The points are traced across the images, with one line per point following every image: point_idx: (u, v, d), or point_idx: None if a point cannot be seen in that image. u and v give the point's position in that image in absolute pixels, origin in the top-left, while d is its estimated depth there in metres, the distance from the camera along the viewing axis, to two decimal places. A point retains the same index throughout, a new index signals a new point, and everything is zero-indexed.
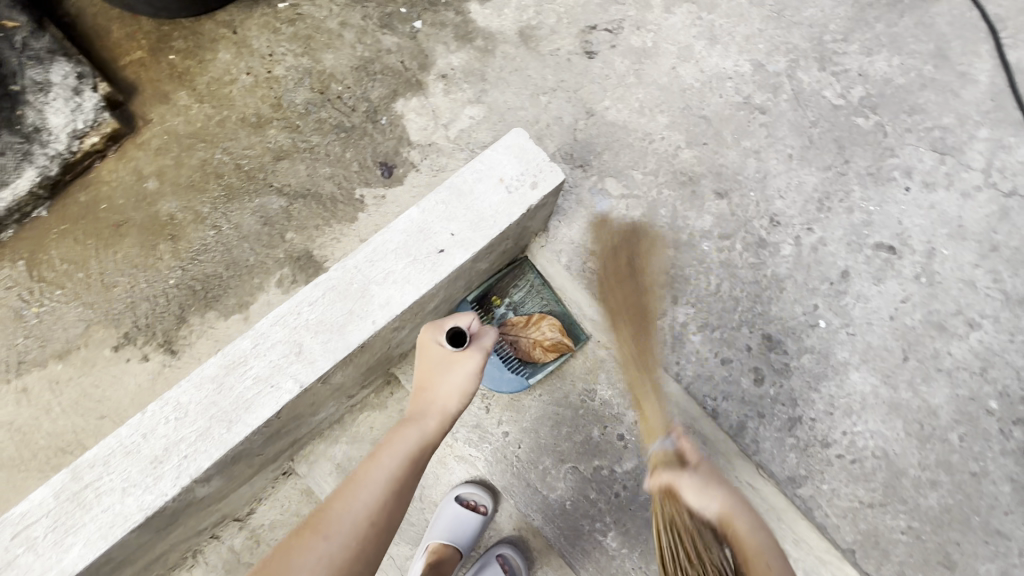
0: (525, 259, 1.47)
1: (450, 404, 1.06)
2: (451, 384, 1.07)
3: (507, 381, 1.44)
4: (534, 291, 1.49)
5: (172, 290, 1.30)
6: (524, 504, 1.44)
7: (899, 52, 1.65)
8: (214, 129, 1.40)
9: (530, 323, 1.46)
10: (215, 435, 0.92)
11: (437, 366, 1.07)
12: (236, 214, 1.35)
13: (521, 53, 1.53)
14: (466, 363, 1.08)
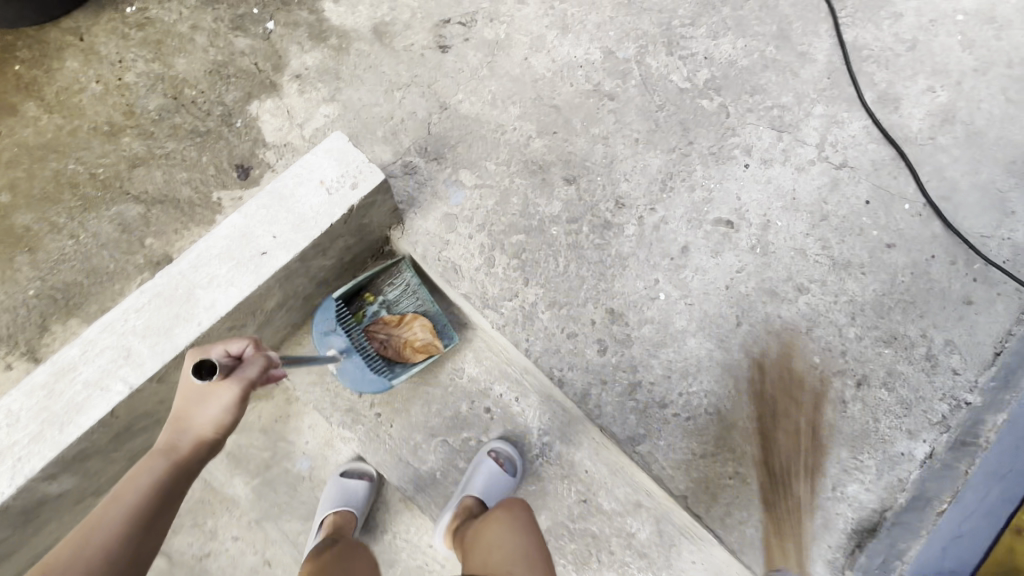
0: (403, 258, 1.54)
1: (208, 432, 0.93)
2: (211, 411, 0.94)
3: (370, 381, 1.49)
4: (409, 290, 1.54)
5: (33, 300, 1.35)
6: (400, 477, 1.57)
7: (744, 35, 1.75)
8: (66, 139, 1.43)
9: (402, 323, 1.51)
10: (48, 437, 1.00)
11: (193, 394, 0.94)
12: (92, 223, 1.40)
13: (376, 50, 1.57)
14: (226, 391, 0.94)
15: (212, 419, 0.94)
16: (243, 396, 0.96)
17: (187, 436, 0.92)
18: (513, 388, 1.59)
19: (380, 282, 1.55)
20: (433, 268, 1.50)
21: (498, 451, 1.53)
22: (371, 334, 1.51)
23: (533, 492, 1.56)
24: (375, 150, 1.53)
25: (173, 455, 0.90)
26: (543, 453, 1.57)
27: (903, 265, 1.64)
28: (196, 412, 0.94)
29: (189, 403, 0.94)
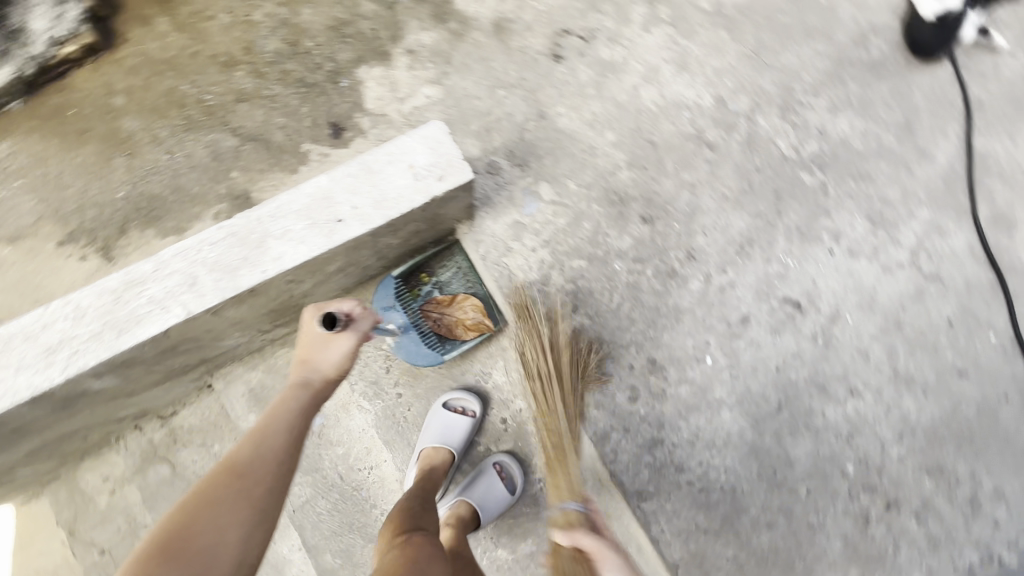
0: (455, 243, 1.57)
1: (331, 374, 1.07)
2: (332, 356, 1.07)
3: (423, 356, 1.56)
4: (463, 272, 1.59)
5: (119, 202, 1.42)
6: (403, 460, 1.59)
7: (866, 116, 1.66)
8: (186, 60, 1.49)
9: (453, 303, 1.56)
10: (104, 339, 1.05)
11: (317, 340, 1.08)
12: (189, 145, 1.46)
13: (491, 44, 1.57)
14: (344, 340, 1.08)
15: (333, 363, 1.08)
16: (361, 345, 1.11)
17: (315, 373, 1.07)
18: (535, 407, 1.57)
19: (431, 263, 1.58)
20: (489, 272, 1.50)
21: (501, 464, 1.54)
22: (423, 313, 1.56)
23: (526, 514, 1.55)
24: (465, 141, 1.53)
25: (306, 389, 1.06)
26: (545, 478, 1.55)
27: (970, 397, 1.54)
28: (319, 355, 1.07)
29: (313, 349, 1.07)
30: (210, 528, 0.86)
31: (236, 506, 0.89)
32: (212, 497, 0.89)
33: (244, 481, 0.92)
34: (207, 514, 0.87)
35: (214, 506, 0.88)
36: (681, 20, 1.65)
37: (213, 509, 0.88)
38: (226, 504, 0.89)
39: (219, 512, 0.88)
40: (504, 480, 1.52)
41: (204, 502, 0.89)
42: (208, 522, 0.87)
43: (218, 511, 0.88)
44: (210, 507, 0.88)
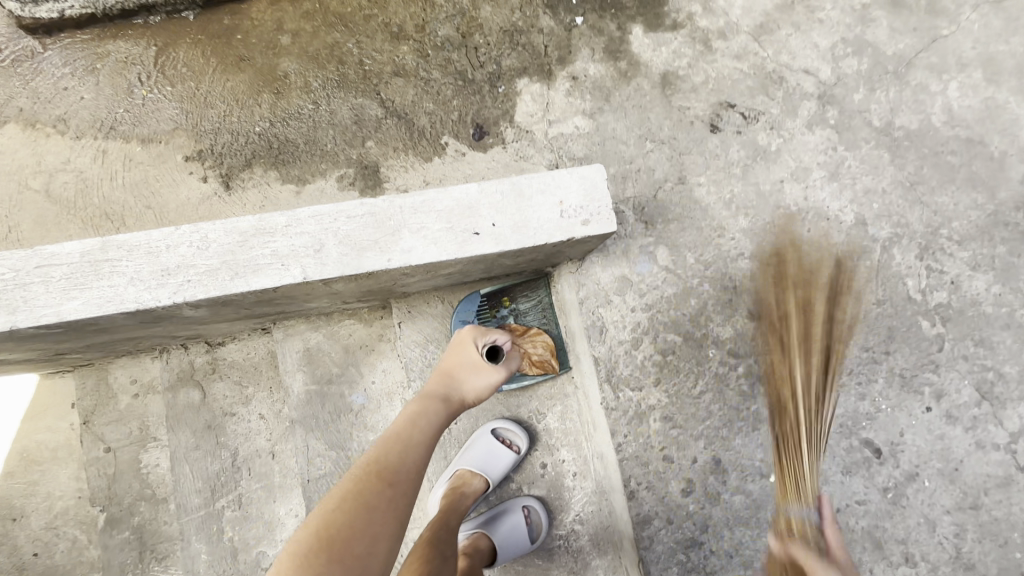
0: (546, 276, 1.55)
1: (470, 397, 1.28)
2: (477, 383, 1.29)
3: None
4: (542, 308, 1.56)
5: (254, 137, 1.42)
6: (432, 470, 1.55)
7: (1004, 283, 1.57)
8: (359, 20, 1.48)
9: (526, 335, 1.51)
10: (219, 278, 1.04)
11: (468, 365, 1.30)
12: (336, 102, 1.45)
13: (654, 95, 1.54)
14: (492, 373, 1.31)
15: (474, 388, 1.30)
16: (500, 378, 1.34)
17: (456, 393, 1.27)
18: (578, 462, 1.52)
19: (517, 289, 1.56)
20: (581, 319, 1.45)
21: (529, 510, 1.48)
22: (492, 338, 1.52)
23: (536, 566, 1.50)
24: None
25: (446, 405, 1.24)
26: (566, 537, 1.49)
27: None
28: (465, 379, 1.28)
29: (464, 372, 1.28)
30: (367, 527, 0.98)
31: (387, 507, 1.02)
32: (370, 498, 1.02)
33: (395, 488, 1.05)
34: (365, 515, 0.99)
35: (372, 508, 1.01)
36: (847, 128, 1.59)
37: (369, 511, 1.01)
38: (381, 506, 1.02)
39: (375, 513, 1.01)
40: (528, 526, 1.46)
41: (361, 503, 1.01)
42: (367, 521, 0.99)
43: (374, 513, 1.00)
44: (367, 507, 1.00)
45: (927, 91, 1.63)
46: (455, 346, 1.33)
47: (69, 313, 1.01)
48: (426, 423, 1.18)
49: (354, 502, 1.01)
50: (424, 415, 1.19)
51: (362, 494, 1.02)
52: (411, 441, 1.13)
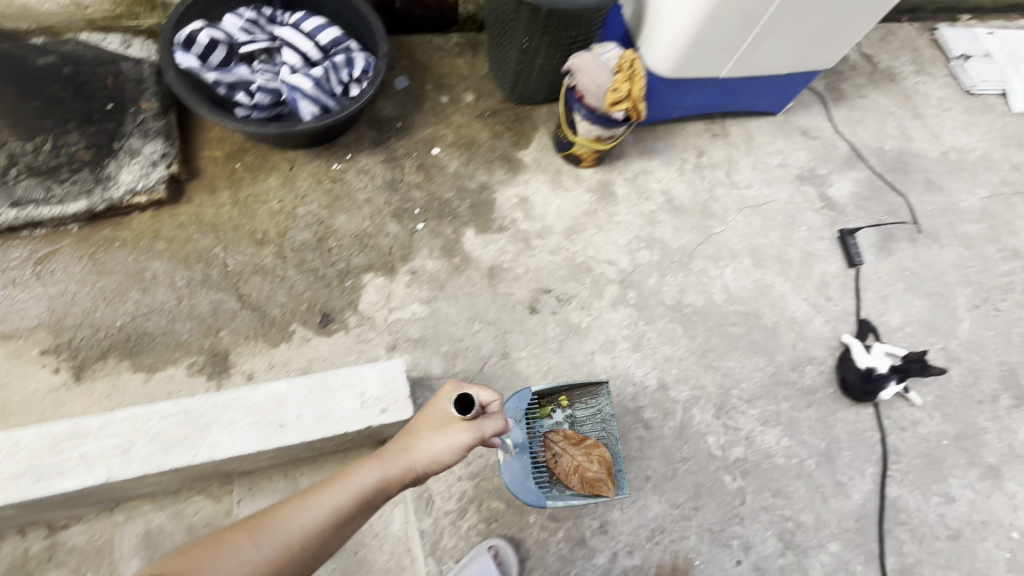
0: (603, 385, 1.63)
1: (427, 459, 1.09)
2: (437, 444, 1.11)
3: (525, 490, 1.49)
4: (598, 417, 1.67)
5: (114, 330, 1.58)
6: None
7: (791, 435, 1.83)
8: (229, 229, 1.76)
9: (581, 447, 1.59)
10: (22, 482, 1.12)
11: (436, 420, 1.15)
12: (196, 297, 1.65)
13: (482, 284, 1.85)
14: (459, 433, 1.11)
15: (435, 451, 1.11)
16: (468, 445, 1.12)
17: (411, 457, 1.08)
18: None
19: (575, 392, 1.68)
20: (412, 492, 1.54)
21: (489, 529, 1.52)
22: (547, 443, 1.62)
23: None
24: (431, 360, 1.71)
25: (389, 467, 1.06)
26: None
27: None
28: (425, 437, 1.12)
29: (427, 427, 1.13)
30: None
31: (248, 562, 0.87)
32: (231, 552, 0.87)
33: (269, 542, 0.90)
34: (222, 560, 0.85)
35: (234, 555, 0.87)
36: (645, 307, 1.92)
37: (228, 559, 0.86)
38: (229, 573, 0.84)
39: (221, 574, 0.84)
40: None
41: (220, 546, 0.87)
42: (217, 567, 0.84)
43: (216, 569, 0.84)
44: (222, 565, 0.85)
45: (708, 275, 2.02)
46: (432, 405, 1.20)
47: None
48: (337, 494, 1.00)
49: (217, 551, 0.87)
50: (353, 476, 1.03)
51: (228, 544, 0.88)
52: (304, 510, 0.96)
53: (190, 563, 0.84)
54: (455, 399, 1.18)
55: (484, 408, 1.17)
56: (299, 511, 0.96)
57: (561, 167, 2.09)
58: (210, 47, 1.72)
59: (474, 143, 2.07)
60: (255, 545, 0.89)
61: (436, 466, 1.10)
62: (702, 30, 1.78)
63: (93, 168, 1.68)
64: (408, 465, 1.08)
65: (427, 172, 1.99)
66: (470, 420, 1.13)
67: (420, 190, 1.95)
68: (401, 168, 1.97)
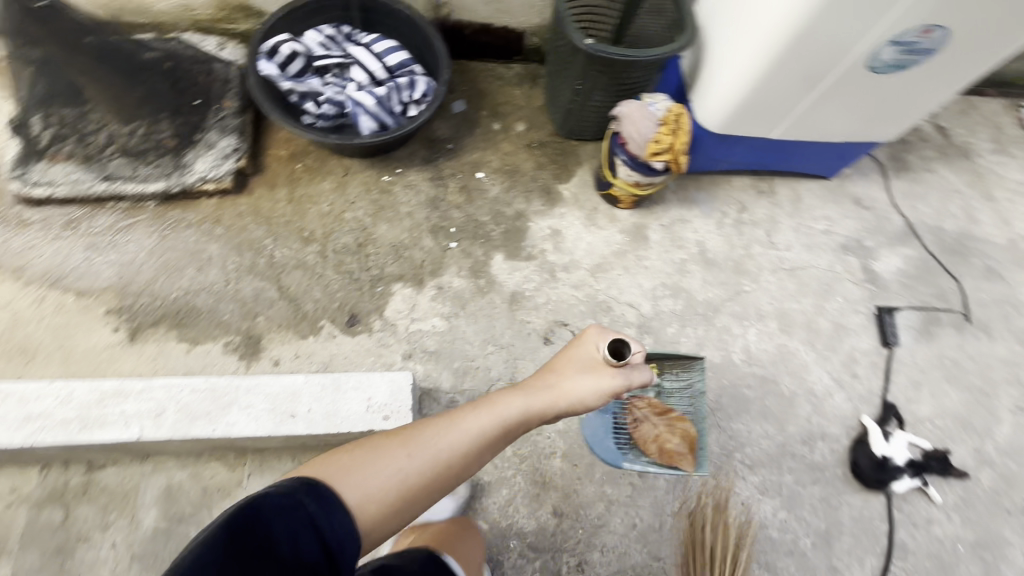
0: (699, 361, 1.72)
1: (570, 398, 1.27)
2: (581, 385, 1.29)
3: (604, 446, 1.73)
4: (687, 391, 1.77)
5: (168, 301, 1.76)
6: None
7: (790, 510, 1.78)
8: (281, 223, 1.92)
9: (665, 417, 1.72)
10: (70, 427, 1.29)
11: (581, 363, 1.34)
12: (242, 282, 1.81)
13: (502, 308, 1.92)
14: (600, 377, 1.29)
15: (576, 391, 1.28)
16: (612, 391, 1.29)
17: (558, 392, 1.28)
18: None
19: (666, 364, 1.77)
20: None
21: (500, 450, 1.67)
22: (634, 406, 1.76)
23: None
24: (442, 373, 1.80)
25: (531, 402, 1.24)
26: None
27: None
28: (569, 378, 1.30)
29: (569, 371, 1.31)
30: (370, 489, 1.01)
31: (407, 467, 1.07)
32: (394, 457, 1.07)
33: (422, 454, 1.09)
34: (389, 460, 1.07)
35: (396, 461, 1.07)
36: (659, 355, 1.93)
37: (393, 461, 1.07)
38: (395, 476, 1.05)
39: (389, 470, 1.06)
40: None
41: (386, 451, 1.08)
42: (384, 466, 1.05)
43: (385, 468, 1.06)
44: (390, 468, 1.06)
45: (729, 332, 2.00)
46: (577, 345, 1.38)
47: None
48: (485, 420, 1.18)
49: (380, 456, 1.06)
50: (502, 404, 1.22)
51: (389, 451, 1.08)
52: (460, 432, 1.15)
53: (359, 461, 1.05)
54: (604, 347, 1.35)
55: (633, 363, 1.32)
56: (452, 432, 1.14)
57: (598, 205, 2.14)
58: (290, 57, 1.90)
59: (517, 171, 2.16)
60: (415, 455, 1.09)
61: (579, 406, 1.28)
62: (758, 90, 1.76)
63: (174, 155, 1.88)
64: (550, 403, 1.25)
65: (468, 194, 2.08)
66: (618, 368, 1.30)
67: (459, 210, 2.05)
68: (444, 187, 2.08)
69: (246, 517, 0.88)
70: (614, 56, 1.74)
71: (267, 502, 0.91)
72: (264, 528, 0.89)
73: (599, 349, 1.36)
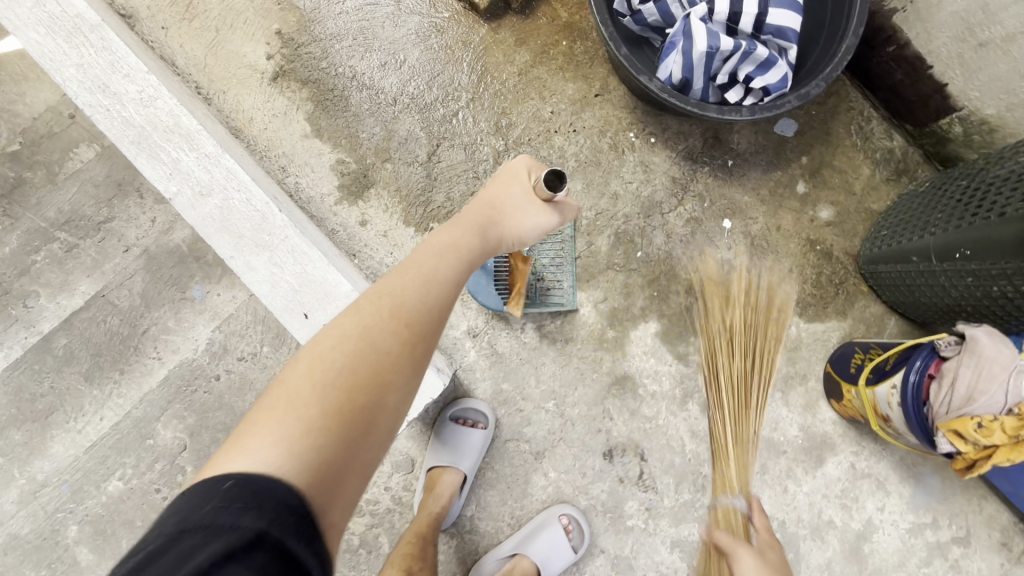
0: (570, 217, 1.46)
1: (522, 239, 1.02)
2: (524, 224, 1.01)
3: (489, 297, 1.40)
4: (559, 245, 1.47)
5: (331, 71, 1.45)
6: (172, 394, 1.59)
7: None
8: (491, 88, 1.47)
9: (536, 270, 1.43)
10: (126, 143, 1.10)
11: (515, 199, 1.02)
12: (407, 116, 1.45)
13: (601, 379, 1.45)
14: (545, 214, 1.02)
15: (523, 229, 1.02)
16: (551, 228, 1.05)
17: (504, 232, 1.01)
18: None
19: None
20: None
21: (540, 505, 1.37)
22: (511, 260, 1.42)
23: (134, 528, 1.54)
24: (486, 379, 1.43)
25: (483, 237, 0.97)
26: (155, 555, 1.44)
27: None
28: (513, 215, 1.01)
29: (509, 208, 1.02)
30: (379, 389, 0.76)
31: (403, 360, 0.79)
32: (383, 338, 0.78)
33: (415, 334, 0.82)
34: (374, 361, 0.77)
35: (385, 361, 0.78)
36: None
37: (380, 358, 0.78)
38: (403, 363, 0.79)
39: (389, 377, 0.77)
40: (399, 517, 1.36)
41: (372, 347, 0.77)
42: (373, 371, 0.76)
43: (384, 376, 0.77)
44: (388, 359, 0.78)
45: None
46: (496, 180, 1.06)
47: (56, 78, 1.12)
48: (460, 269, 0.91)
49: (366, 359, 0.76)
50: (457, 242, 0.93)
51: (376, 343, 0.78)
52: (437, 282, 0.87)
53: (340, 386, 0.74)
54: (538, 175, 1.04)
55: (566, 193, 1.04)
56: (427, 287, 0.86)
57: (808, 375, 1.50)
58: None
59: (765, 258, 1.53)
60: (396, 325, 0.81)
61: (524, 244, 1.05)
62: None
63: None
64: (501, 240, 1.00)
65: (691, 233, 1.51)
66: (554, 202, 1.03)
67: (664, 240, 1.50)
68: (676, 203, 1.51)
69: (264, 557, 0.58)
70: None
71: (268, 503, 0.62)
72: (296, 528, 0.61)
73: (531, 178, 1.05)
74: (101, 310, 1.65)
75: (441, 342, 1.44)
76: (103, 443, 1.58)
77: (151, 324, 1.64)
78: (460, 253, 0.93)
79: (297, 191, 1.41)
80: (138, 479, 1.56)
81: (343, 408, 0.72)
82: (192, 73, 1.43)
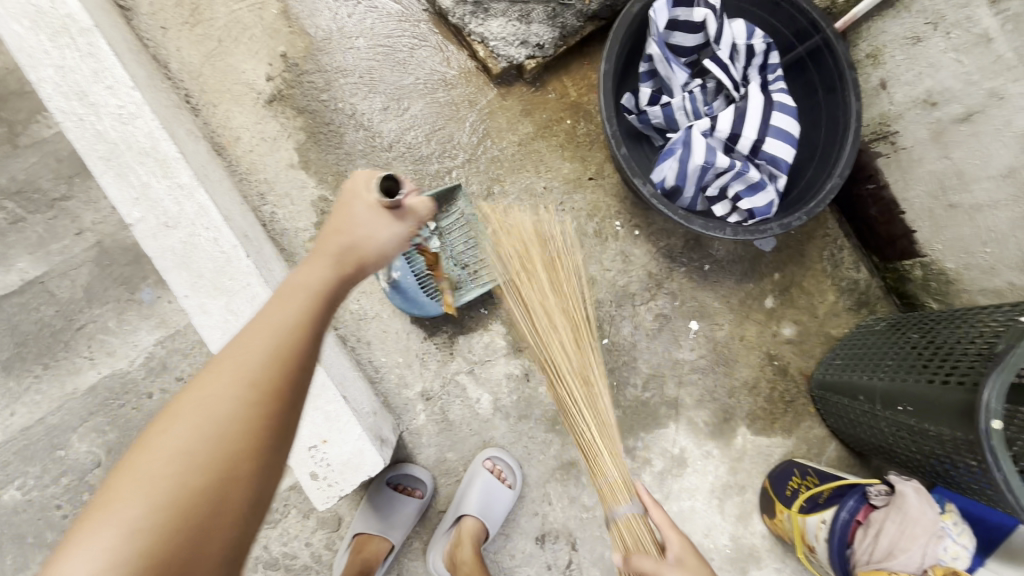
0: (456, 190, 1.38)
1: (371, 256, 0.81)
2: (376, 239, 0.80)
3: (420, 306, 1.36)
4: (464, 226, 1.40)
5: (330, 105, 1.41)
6: (99, 402, 1.50)
7: None
8: (488, 153, 1.47)
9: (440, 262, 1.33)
10: (96, 158, 1.05)
11: (356, 212, 0.81)
12: (400, 165, 1.43)
13: (547, 461, 1.44)
14: (393, 219, 0.81)
15: (369, 245, 0.80)
16: (408, 234, 0.83)
17: (354, 255, 0.80)
18: None
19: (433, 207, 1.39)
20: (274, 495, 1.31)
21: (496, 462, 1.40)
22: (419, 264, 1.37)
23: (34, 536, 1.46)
24: (431, 446, 1.41)
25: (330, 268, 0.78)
26: None
27: None
28: (356, 228, 0.80)
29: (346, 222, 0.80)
30: (201, 498, 0.65)
31: (231, 449, 0.67)
32: (202, 428, 0.67)
33: (252, 414, 0.69)
34: (192, 457, 0.66)
35: (207, 455, 0.66)
36: None
37: (200, 452, 0.66)
38: (229, 456, 0.67)
39: (211, 472, 0.66)
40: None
41: (188, 441, 0.66)
42: (193, 467, 0.65)
43: (209, 473, 0.66)
44: (210, 456, 0.66)
45: None
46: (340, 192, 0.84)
47: (33, 78, 1.06)
48: (303, 321, 0.75)
49: (178, 458, 0.65)
50: (300, 285, 0.77)
51: (192, 434, 0.66)
52: (277, 345, 0.72)
53: (145, 497, 0.63)
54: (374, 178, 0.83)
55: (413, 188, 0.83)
56: (261, 354, 0.71)
57: (746, 487, 1.52)
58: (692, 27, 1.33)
59: (723, 365, 1.56)
60: (235, 393, 0.69)
61: (384, 258, 0.82)
62: None
63: None
64: (351, 266, 0.80)
65: (658, 329, 1.53)
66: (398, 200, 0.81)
67: (631, 332, 1.52)
68: (649, 298, 1.53)
69: None
70: (1003, 484, 1.01)
71: None
72: None
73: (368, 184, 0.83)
74: (36, 297, 1.51)
75: (392, 401, 1.40)
76: (16, 443, 1.48)
77: (88, 322, 1.52)
78: (309, 298, 0.77)
79: (272, 221, 1.37)
80: (48, 485, 1.47)
81: (155, 528, 0.62)
82: (185, 80, 1.37)
